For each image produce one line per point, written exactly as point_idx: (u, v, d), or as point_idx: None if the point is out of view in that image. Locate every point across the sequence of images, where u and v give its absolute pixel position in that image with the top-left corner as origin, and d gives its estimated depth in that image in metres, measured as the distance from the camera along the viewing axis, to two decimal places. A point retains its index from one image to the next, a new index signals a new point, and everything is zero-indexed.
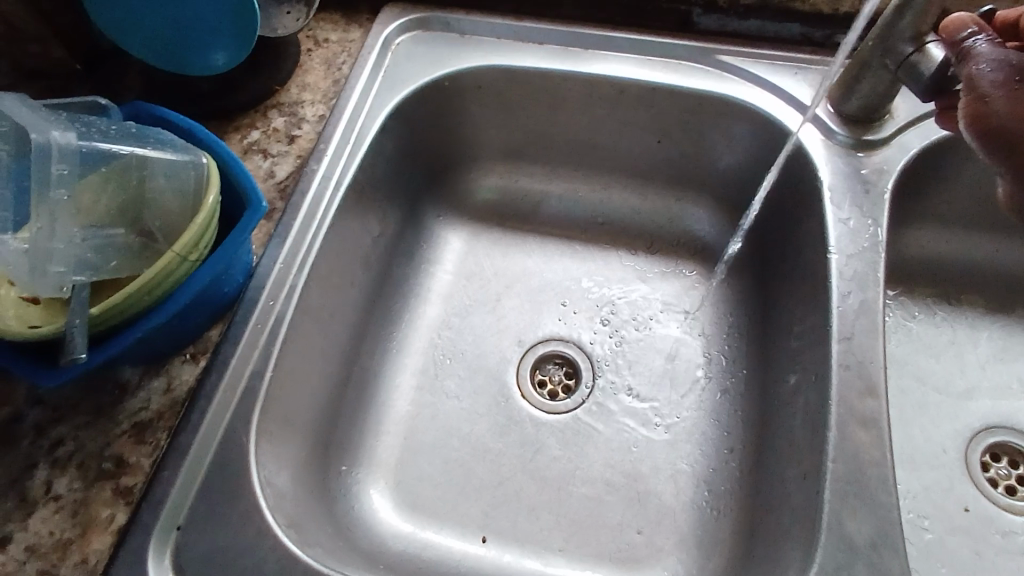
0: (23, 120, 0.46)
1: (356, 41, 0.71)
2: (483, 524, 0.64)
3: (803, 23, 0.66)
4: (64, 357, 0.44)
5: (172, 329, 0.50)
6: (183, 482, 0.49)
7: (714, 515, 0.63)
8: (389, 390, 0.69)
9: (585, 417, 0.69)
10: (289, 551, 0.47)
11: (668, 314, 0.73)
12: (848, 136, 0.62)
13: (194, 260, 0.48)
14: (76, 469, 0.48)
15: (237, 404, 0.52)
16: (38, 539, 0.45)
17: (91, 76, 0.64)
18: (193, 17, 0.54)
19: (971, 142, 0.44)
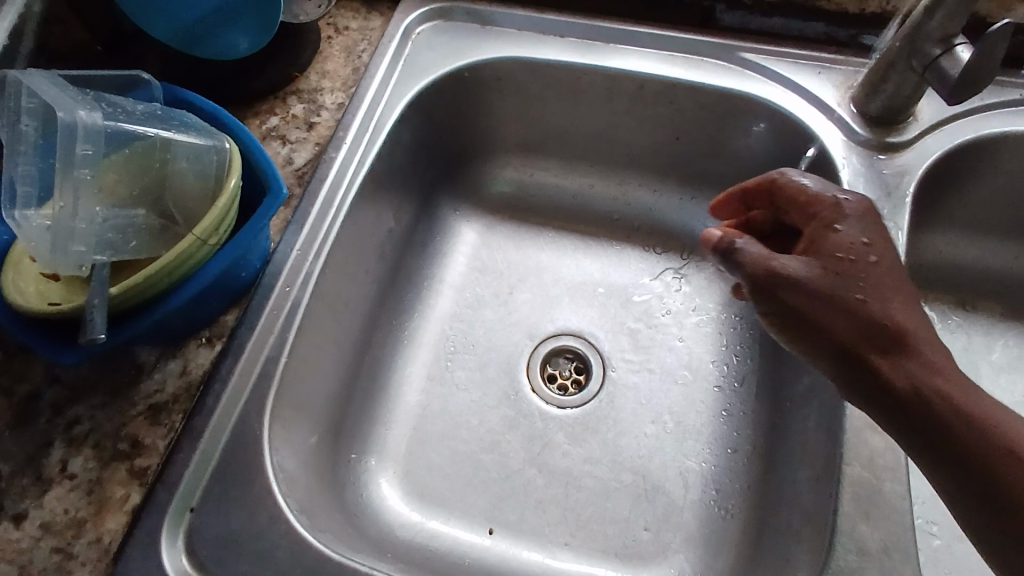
0: (51, 99, 0.46)
1: (376, 30, 0.70)
2: (490, 516, 0.64)
3: (827, 23, 0.65)
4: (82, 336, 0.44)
5: (190, 311, 0.50)
6: (197, 465, 0.49)
7: (722, 514, 0.63)
8: (399, 380, 0.69)
9: (595, 413, 0.69)
10: (300, 536, 0.47)
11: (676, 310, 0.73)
12: (872, 137, 0.61)
13: (214, 243, 0.48)
14: (91, 449, 0.48)
15: (252, 390, 0.52)
16: (53, 515, 0.46)
17: (112, 57, 0.64)
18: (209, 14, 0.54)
19: (859, 297, 0.44)
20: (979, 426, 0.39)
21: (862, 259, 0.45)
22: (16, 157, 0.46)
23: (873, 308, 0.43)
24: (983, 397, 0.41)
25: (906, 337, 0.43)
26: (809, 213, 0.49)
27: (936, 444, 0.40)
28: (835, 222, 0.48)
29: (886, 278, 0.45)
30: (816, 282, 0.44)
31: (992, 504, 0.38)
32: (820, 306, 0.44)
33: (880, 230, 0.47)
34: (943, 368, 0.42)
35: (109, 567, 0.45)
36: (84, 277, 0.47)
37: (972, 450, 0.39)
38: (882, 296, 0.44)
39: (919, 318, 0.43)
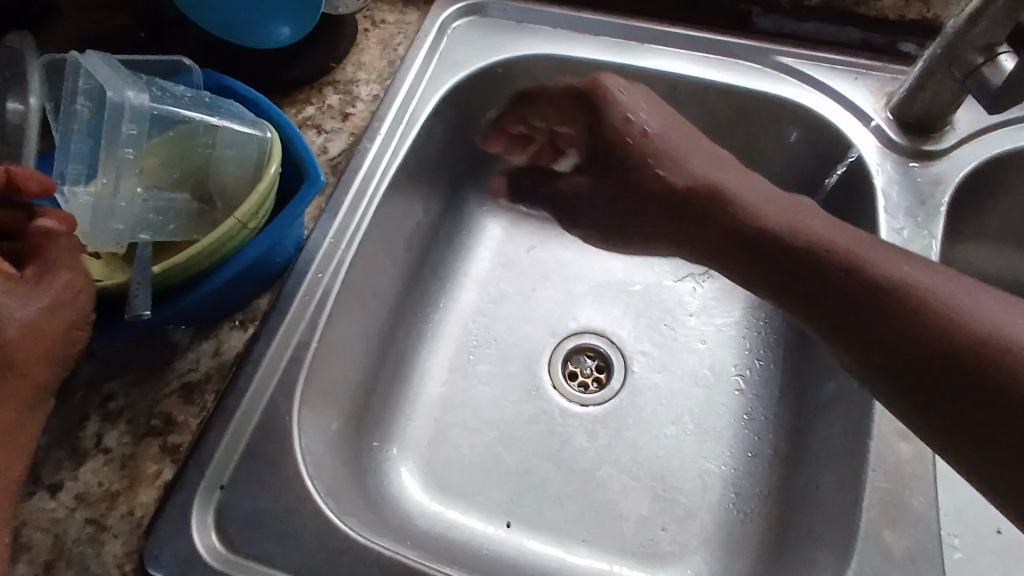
0: (104, 79, 0.47)
1: (413, 24, 0.71)
2: (508, 509, 0.64)
3: (863, 28, 0.66)
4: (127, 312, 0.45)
5: (226, 294, 0.51)
6: (227, 444, 0.50)
7: (741, 517, 0.63)
8: (422, 371, 0.70)
9: (616, 411, 0.69)
10: (327, 518, 0.48)
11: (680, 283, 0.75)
12: (907, 146, 0.61)
13: (253, 228, 0.49)
14: (126, 424, 0.49)
15: (282, 374, 0.53)
16: (87, 487, 0.47)
17: (154, 43, 0.65)
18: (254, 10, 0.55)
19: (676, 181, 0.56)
20: (903, 301, 0.44)
21: (637, 144, 0.58)
22: (68, 135, 0.47)
23: (701, 189, 0.55)
24: (900, 269, 0.46)
25: (824, 241, 0.49)
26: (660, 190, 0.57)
27: (872, 328, 0.45)
28: (685, 180, 0.56)
29: (705, 159, 0.57)
30: (619, 184, 0.60)
31: (926, 358, 0.43)
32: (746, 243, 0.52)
33: (671, 131, 0.58)
34: (865, 257, 0.47)
35: (141, 540, 0.46)
36: (123, 255, 0.49)
37: (880, 310, 0.45)
38: (702, 173, 0.56)
39: (749, 188, 0.54)
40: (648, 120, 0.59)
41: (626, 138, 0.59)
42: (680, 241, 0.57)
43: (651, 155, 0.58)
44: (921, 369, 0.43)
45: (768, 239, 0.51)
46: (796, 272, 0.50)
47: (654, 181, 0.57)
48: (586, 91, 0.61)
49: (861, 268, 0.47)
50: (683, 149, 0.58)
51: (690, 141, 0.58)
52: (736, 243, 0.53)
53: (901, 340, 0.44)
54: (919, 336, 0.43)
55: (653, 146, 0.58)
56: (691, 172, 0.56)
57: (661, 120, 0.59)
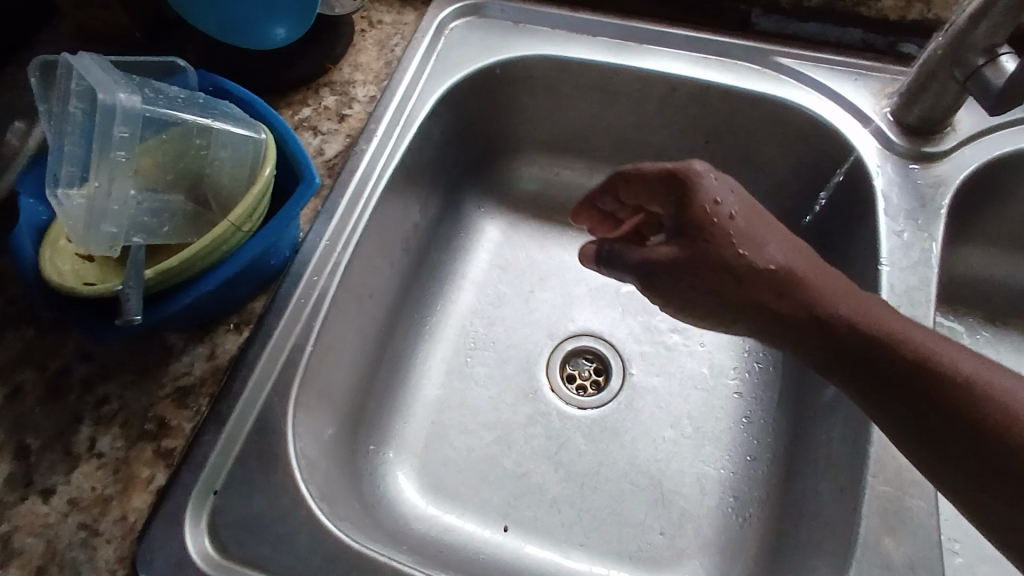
0: (94, 79, 0.47)
1: (410, 24, 0.70)
2: (505, 513, 0.64)
3: (865, 30, 0.65)
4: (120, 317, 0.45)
5: (221, 297, 0.51)
6: (221, 449, 0.49)
7: (739, 522, 0.63)
8: (419, 374, 0.70)
9: (614, 414, 0.68)
10: (321, 524, 0.48)
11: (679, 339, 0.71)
12: (908, 147, 0.60)
13: (248, 230, 0.49)
14: (120, 428, 0.49)
15: (277, 377, 0.52)
16: (80, 492, 0.46)
17: (151, 43, 0.65)
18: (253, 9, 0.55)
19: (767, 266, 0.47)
20: (961, 391, 0.39)
21: (720, 222, 0.48)
22: (62, 138, 0.47)
23: (802, 291, 0.46)
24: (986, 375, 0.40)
25: (884, 328, 0.43)
26: (744, 274, 0.47)
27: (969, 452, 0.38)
28: (765, 264, 0.47)
29: (799, 251, 0.48)
30: (691, 255, 0.48)
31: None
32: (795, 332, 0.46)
33: (760, 217, 0.49)
34: (917, 341, 0.42)
35: (133, 545, 0.45)
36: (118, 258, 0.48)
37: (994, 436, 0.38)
38: (795, 269, 0.46)
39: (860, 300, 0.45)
40: (718, 194, 0.49)
41: (704, 217, 0.49)
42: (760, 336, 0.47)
43: (724, 233, 0.48)
44: (985, 469, 0.38)
45: (831, 326, 0.44)
46: (842, 358, 0.44)
47: (733, 261, 0.47)
48: (677, 175, 0.51)
49: (911, 354, 0.42)
50: (765, 229, 0.48)
51: (760, 219, 0.49)
52: (796, 331, 0.46)
53: (958, 437, 0.39)
54: (975, 428, 0.38)
55: (728, 226, 0.48)
56: (771, 256, 0.47)
57: (726, 188, 0.50)
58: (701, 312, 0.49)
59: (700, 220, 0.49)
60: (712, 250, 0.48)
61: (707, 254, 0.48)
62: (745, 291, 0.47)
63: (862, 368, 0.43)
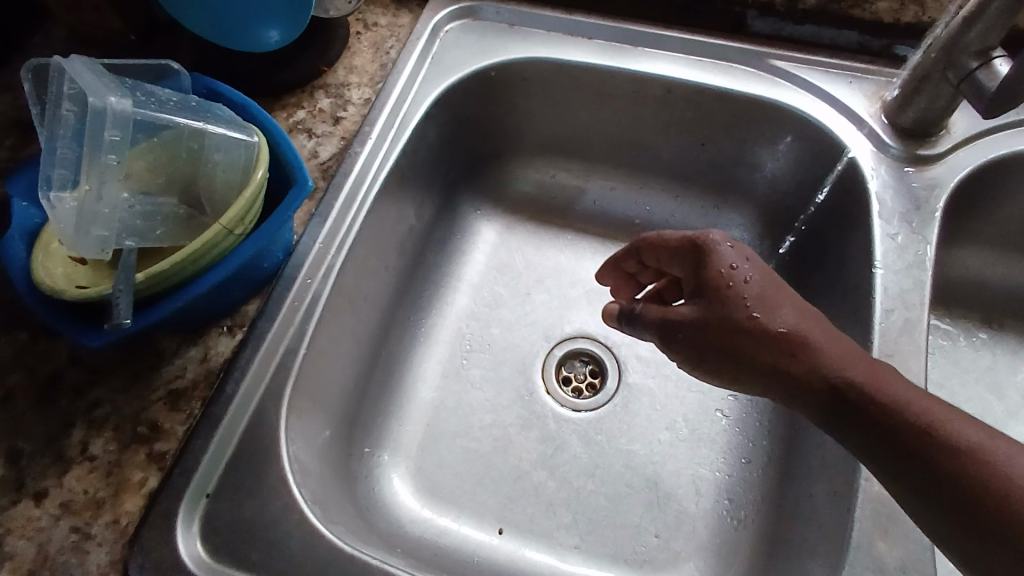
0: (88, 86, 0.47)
1: (405, 26, 0.70)
2: (500, 516, 0.64)
3: (860, 31, 0.65)
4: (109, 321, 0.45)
5: (214, 299, 0.51)
6: (213, 452, 0.49)
7: (734, 525, 0.63)
8: (415, 378, 0.69)
9: (609, 416, 0.68)
10: (313, 528, 0.48)
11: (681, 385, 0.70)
12: (903, 150, 0.60)
13: (240, 234, 0.49)
14: (111, 431, 0.49)
15: (269, 380, 0.52)
16: (72, 496, 0.46)
17: (146, 46, 0.65)
18: (246, 13, 0.55)
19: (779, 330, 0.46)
20: (961, 461, 0.38)
21: (731, 289, 0.48)
22: (54, 141, 0.47)
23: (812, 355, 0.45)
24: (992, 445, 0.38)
25: (891, 395, 0.42)
26: (754, 336, 0.46)
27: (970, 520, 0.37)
28: (775, 328, 0.46)
29: (810, 317, 0.47)
30: (701, 318, 0.48)
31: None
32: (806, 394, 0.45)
33: (774, 285, 0.48)
34: (921, 408, 0.41)
35: (124, 549, 0.45)
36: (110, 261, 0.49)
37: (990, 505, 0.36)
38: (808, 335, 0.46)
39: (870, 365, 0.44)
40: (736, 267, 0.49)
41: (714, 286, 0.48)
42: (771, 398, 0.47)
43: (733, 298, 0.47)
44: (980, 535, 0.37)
45: (840, 391, 0.43)
46: (850, 419, 0.43)
47: (745, 324, 0.46)
48: (694, 242, 0.51)
49: (914, 419, 0.40)
50: (782, 301, 0.47)
51: (776, 289, 0.48)
52: (806, 395, 0.45)
53: (957, 506, 0.38)
54: (966, 490, 0.37)
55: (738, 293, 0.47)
56: (782, 319, 0.46)
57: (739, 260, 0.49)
58: (711, 371, 0.49)
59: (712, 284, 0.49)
60: (723, 313, 0.47)
61: (715, 316, 0.47)
62: (758, 357, 0.46)
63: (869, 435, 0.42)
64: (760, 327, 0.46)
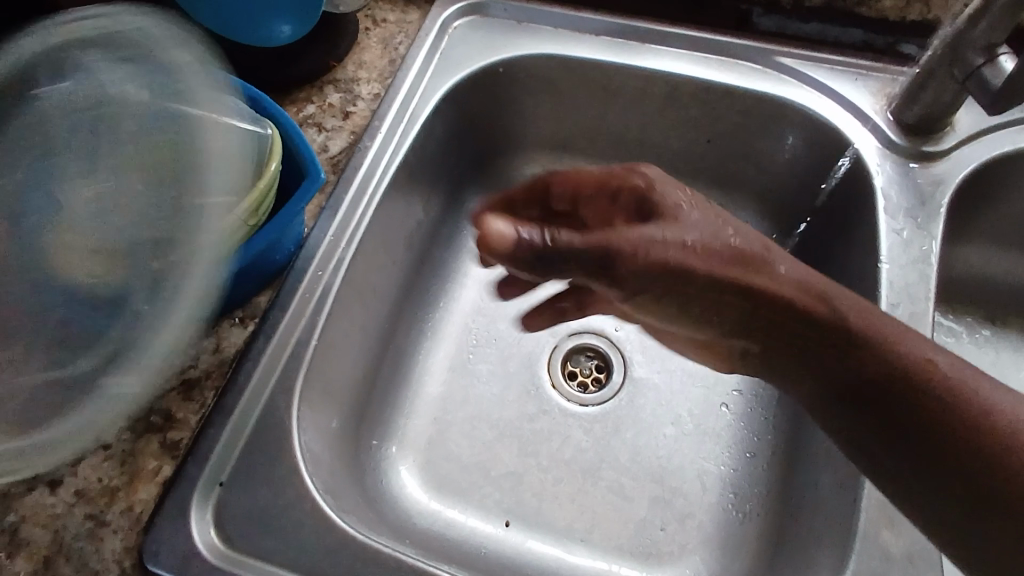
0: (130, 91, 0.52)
1: (414, 23, 0.71)
2: (507, 508, 0.64)
3: (865, 30, 0.66)
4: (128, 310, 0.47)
5: (227, 291, 0.52)
6: (226, 441, 0.50)
7: (739, 517, 0.63)
8: (421, 371, 0.70)
9: (615, 410, 0.69)
10: (326, 516, 0.48)
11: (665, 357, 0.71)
12: (909, 146, 0.61)
13: (254, 225, 0.51)
14: (125, 420, 0.49)
15: (281, 371, 0.53)
16: (86, 484, 0.47)
17: None
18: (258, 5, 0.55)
19: (725, 252, 0.44)
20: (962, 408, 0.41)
21: (670, 214, 0.45)
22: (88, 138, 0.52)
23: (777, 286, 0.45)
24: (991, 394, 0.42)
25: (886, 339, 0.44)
26: (700, 261, 0.43)
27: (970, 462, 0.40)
28: (725, 244, 0.44)
29: (758, 241, 0.46)
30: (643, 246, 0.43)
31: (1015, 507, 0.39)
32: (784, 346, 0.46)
33: (708, 209, 0.46)
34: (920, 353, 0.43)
35: (139, 536, 0.46)
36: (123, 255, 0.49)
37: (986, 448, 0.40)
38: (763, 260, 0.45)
39: (849, 300, 0.45)
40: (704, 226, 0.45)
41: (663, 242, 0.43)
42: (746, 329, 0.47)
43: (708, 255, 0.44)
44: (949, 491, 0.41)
45: (827, 330, 0.44)
46: (839, 389, 0.44)
47: (685, 257, 0.43)
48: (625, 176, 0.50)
49: (914, 364, 0.43)
50: (756, 260, 0.45)
51: (751, 250, 0.45)
52: (797, 333, 0.45)
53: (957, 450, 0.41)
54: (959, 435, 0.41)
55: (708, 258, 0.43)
56: (729, 236, 0.45)
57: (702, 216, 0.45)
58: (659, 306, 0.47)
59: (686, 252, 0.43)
60: (660, 244, 0.43)
61: (678, 265, 0.43)
62: (714, 286, 0.44)
63: (846, 399, 0.44)
64: (705, 253, 0.44)
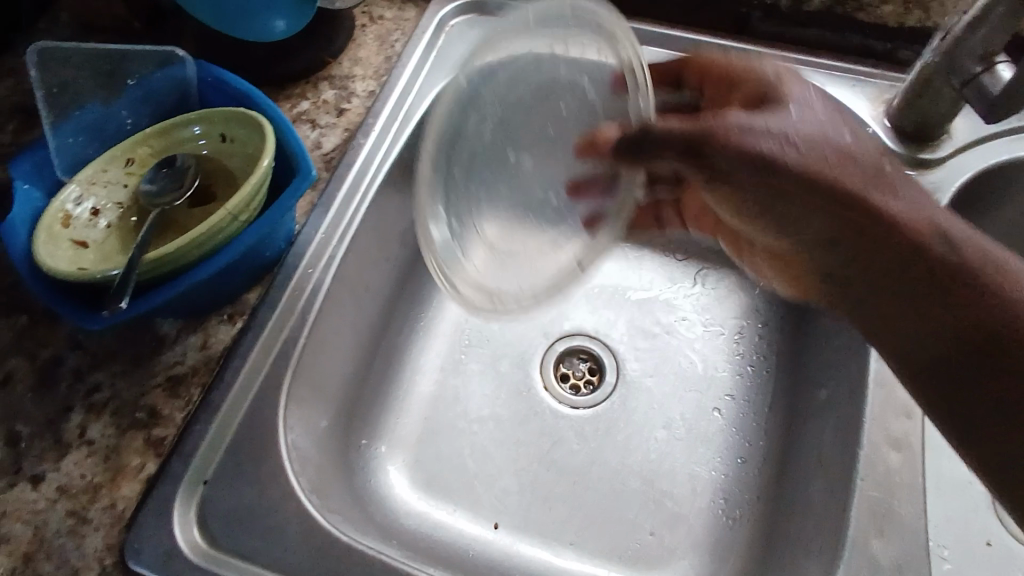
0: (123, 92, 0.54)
1: (411, 20, 0.71)
2: (496, 510, 0.64)
3: (864, 35, 0.65)
4: (107, 307, 0.45)
5: (213, 287, 0.51)
6: (212, 437, 0.49)
7: (729, 523, 0.63)
8: (413, 370, 0.69)
9: (607, 413, 0.69)
10: (311, 515, 0.47)
11: (693, 287, 0.75)
12: (904, 153, 0.60)
13: (245, 220, 0.48)
14: (111, 416, 0.49)
15: (268, 369, 0.52)
16: (69, 479, 0.47)
17: (150, 33, 0.65)
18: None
19: (732, 133, 0.41)
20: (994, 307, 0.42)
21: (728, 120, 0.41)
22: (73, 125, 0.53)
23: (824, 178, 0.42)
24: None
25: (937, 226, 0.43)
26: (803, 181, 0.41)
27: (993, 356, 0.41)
28: (734, 146, 0.40)
29: (813, 162, 0.42)
30: (799, 165, 0.41)
31: None
32: (833, 246, 0.46)
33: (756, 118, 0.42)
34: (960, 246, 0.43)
35: (121, 533, 0.45)
36: (114, 244, 0.50)
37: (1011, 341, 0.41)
38: (812, 167, 0.41)
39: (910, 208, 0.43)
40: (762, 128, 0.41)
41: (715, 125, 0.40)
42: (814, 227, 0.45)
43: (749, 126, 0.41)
44: (947, 364, 0.43)
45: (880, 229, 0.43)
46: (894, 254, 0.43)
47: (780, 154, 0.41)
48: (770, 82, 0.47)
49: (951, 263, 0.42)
50: (824, 162, 0.42)
51: (816, 149, 0.42)
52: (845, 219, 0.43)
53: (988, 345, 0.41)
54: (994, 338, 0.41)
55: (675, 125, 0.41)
56: (754, 142, 0.41)
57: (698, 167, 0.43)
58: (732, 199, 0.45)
59: (680, 133, 0.41)
60: (727, 156, 0.41)
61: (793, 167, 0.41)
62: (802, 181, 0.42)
63: (834, 246, 0.45)
64: (733, 154, 0.40)
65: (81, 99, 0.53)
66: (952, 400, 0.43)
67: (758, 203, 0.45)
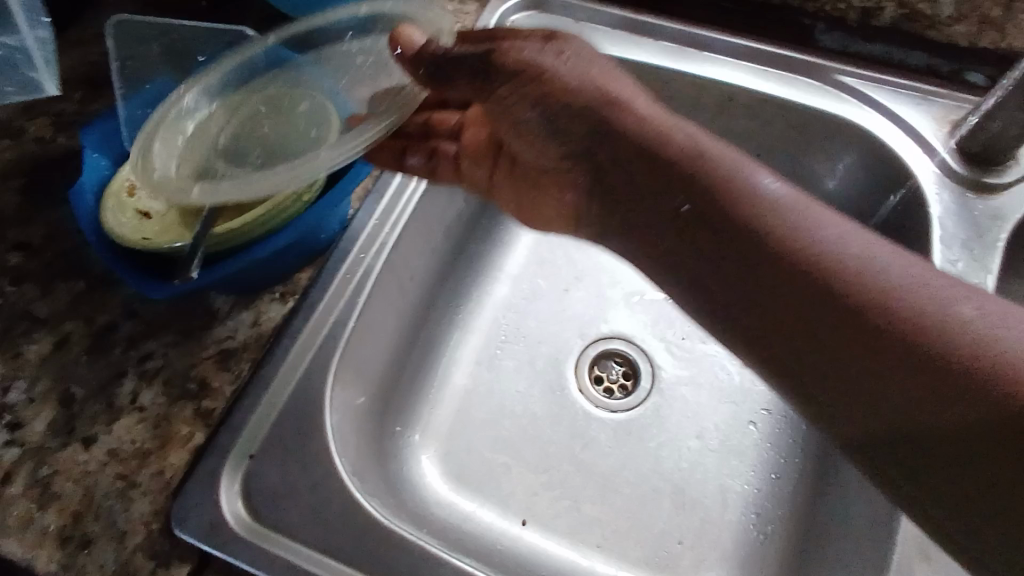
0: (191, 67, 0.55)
1: (471, 13, 0.71)
2: (524, 507, 0.64)
3: (930, 54, 0.65)
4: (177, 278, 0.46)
5: (270, 265, 0.51)
6: (259, 413, 0.50)
7: (760, 538, 0.62)
8: (449, 362, 0.69)
9: (640, 418, 0.69)
10: (351, 496, 0.48)
11: None
12: (968, 175, 0.59)
13: (307, 201, 0.50)
14: (162, 385, 0.50)
15: (317, 350, 0.53)
16: (119, 443, 0.48)
17: (217, 12, 0.66)
18: None
19: (527, 74, 0.46)
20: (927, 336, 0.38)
21: (535, 71, 0.46)
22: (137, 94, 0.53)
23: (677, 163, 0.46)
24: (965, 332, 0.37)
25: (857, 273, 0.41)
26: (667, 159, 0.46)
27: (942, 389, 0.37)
28: (600, 89, 0.47)
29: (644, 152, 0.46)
30: (638, 132, 0.47)
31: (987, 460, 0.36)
32: (719, 233, 0.44)
33: (577, 120, 0.47)
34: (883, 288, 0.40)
35: (168, 500, 0.46)
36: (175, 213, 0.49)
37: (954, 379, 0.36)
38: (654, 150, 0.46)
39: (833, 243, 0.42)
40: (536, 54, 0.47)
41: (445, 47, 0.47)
42: (681, 236, 0.45)
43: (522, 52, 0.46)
44: (848, 397, 0.39)
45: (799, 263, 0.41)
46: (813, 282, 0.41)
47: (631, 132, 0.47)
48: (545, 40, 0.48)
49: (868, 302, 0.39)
50: (694, 160, 0.46)
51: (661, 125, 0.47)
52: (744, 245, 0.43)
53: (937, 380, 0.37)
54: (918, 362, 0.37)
55: (567, 69, 0.47)
56: (526, 111, 0.47)
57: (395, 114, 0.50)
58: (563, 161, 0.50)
59: (525, 64, 0.46)
60: (570, 112, 0.47)
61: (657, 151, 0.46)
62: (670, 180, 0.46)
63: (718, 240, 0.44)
64: (536, 96, 0.46)
65: (152, 72, 0.54)
66: (911, 456, 0.38)
67: (622, 208, 0.48)
